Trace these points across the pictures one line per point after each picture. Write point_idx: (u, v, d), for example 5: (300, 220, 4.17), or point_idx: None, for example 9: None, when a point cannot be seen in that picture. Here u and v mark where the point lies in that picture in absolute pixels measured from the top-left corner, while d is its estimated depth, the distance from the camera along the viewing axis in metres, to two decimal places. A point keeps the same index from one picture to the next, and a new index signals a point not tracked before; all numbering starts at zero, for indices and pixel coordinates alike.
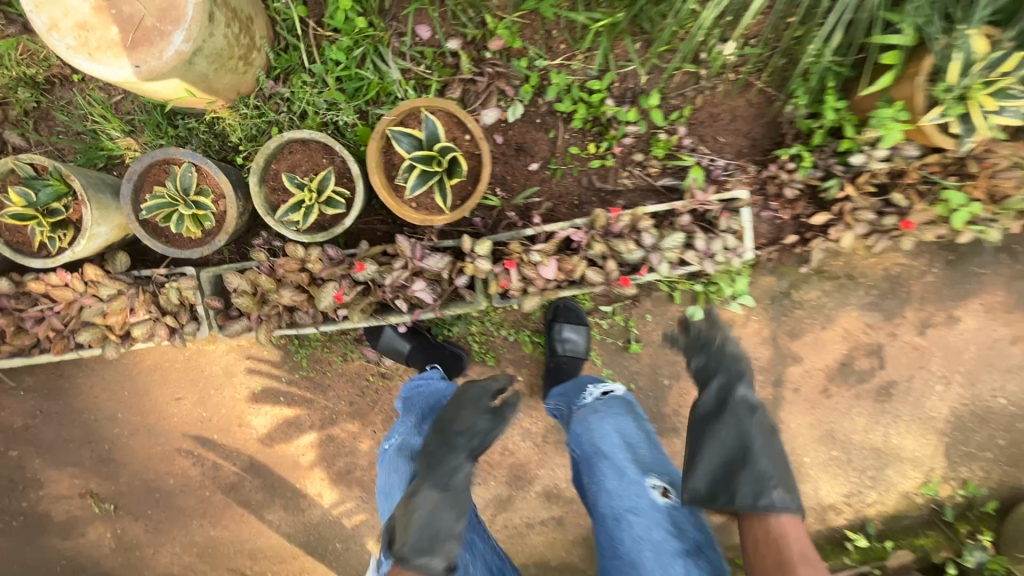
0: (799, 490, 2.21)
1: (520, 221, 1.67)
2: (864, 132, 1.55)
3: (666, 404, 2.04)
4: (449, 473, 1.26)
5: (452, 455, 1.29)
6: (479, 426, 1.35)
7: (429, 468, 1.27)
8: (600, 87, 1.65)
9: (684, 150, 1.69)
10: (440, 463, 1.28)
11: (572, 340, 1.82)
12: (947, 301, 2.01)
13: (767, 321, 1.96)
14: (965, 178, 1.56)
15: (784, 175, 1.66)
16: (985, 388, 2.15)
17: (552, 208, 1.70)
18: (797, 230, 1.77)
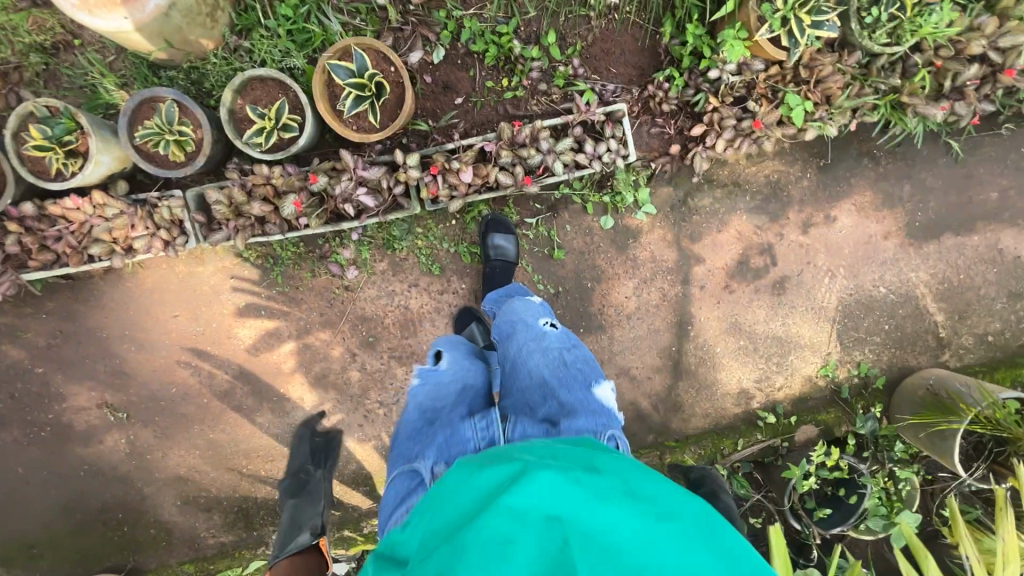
0: (715, 377, 2.57)
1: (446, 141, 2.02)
2: (718, 52, 1.92)
3: (591, 304, 2.40)
4: (302, 485, 2.15)
5: (308, 475, 2.17)
6: (315, 445, 2.27)
7: (293, 489, 2.14)
8: (507, 30, 2.01)
9: (579, 79, 2.05)
10: (299, 484, 2.15)
11: (502, 246, 2.18)
12: (824, 202, 2.37)
13: (669, 226, 2.33)
14: (802, 84, 1.93)
15: (661, 94, 2.03)
16: (867, 279, 2.51)
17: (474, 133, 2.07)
18: (683, 142, 2.13)
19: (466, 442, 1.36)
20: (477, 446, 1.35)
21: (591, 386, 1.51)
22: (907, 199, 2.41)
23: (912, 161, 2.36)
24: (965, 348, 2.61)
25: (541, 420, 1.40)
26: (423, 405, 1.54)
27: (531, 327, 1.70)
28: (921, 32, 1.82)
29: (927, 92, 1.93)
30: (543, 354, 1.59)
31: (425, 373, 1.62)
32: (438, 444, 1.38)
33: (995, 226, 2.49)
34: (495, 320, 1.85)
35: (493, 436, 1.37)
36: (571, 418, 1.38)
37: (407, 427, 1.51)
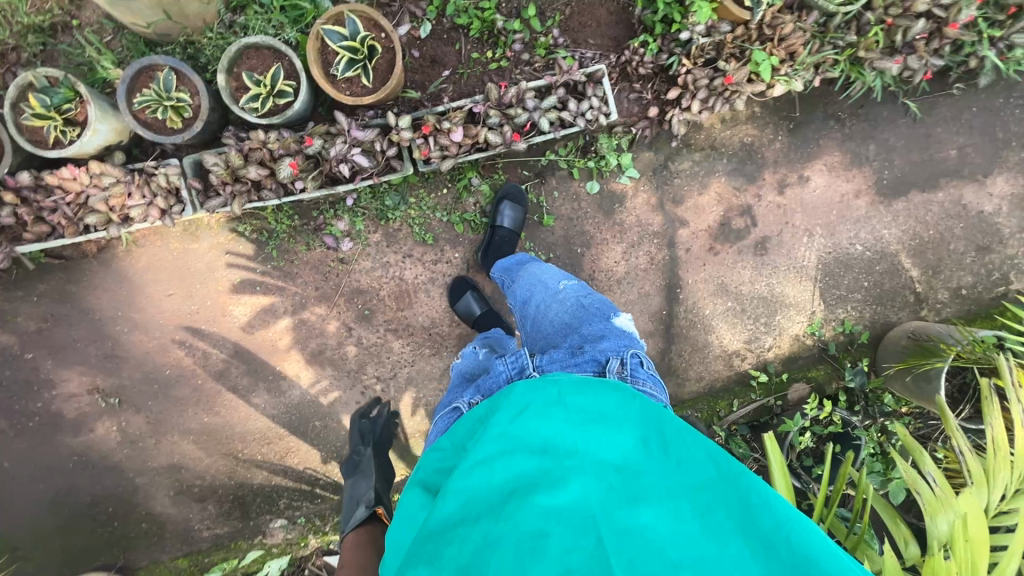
0: (706, 340, 2.62)
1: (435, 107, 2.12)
2: (688, 16, 2.04)
3: (583, 270, 2.46)
4: (355, 466, 2.09)
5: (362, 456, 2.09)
6: (366, 427, 2.18)
7: (350, 471, 2.08)
8: (489, 5, 2.13)
9: (560, 48, 2.18)
10: (355, 466, 2.09)
11: (509, 216, 2.27)
12: (796, 163, 2.50)
13: (652, 190, 2.43)
14: (767, 43, 2.06)
15: (636, 59, 2.16)
16: (843, 238, 2.62)
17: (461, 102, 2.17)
18: (660, 106, 2.24)
19: (497, 376, 1.50)
20: (508, 374, 1.48)
21: (608, 319, 1.71)
22: (874, 158, 2.55)
23: (875, 122, 2.51)
24: (941, 302, 2.71)
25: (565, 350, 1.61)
26: (469, 371, 1.82)
27: (548, 288, 1.93)
28: None
29: (881, 47, 2.10)
30: (561, 304, 1.83)
31: (468, 355, 1.97)
32: (475, 387, 1.57)
33: (958, 182, 2.64)
34: (514, 289, 2.07)
35: (521, 364, 1.48)
36: (592, 343, 1.59)
37: (455, 390, 1.75)
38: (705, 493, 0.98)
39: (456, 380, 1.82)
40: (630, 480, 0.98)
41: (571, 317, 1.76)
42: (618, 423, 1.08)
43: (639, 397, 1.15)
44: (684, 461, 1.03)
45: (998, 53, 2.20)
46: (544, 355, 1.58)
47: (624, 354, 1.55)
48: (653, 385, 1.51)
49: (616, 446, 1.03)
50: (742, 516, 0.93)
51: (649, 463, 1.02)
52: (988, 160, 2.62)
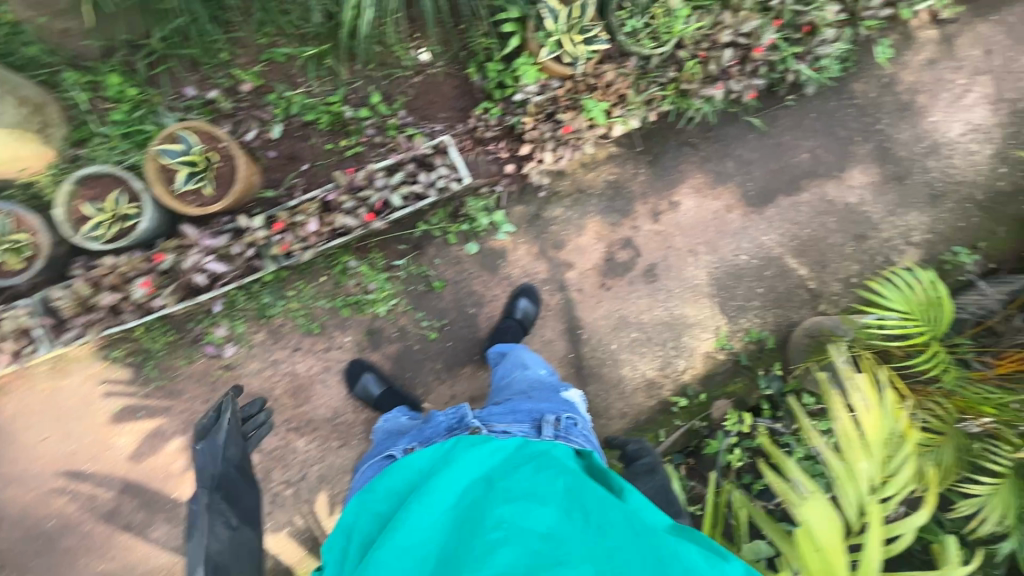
0: (619, 375, 2.62)
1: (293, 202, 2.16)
2: (518, 80, 2.19)
3: (480, 329, 2.45)
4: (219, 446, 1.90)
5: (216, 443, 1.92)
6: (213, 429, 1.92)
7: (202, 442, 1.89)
8: (336, 99, 2.22)
9: (409, 126, 2.27)
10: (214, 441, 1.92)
11: (524, 310, 2.42)
12: (663, 191, 2.61)
13: (531, 240, 2.49)
14: (594, 90, 2.21)
15: (482, 125, 2.27)
16: (727, 251, 2.71)
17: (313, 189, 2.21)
18: (518, 163, 2.34)
19: (438, 423, 1.74)
20: (449, 424, 1.73)
21: (558, 391, 1.97)
22: (734, 173, 2.69)
23: (726, 141, 2.66)
24: (837, 294, 2.79)
25: (505, 406, 1.86)
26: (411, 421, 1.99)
27: (527, 367, 2.10)
28: (675, 30, 2.17)
29: (699, 78, 2.25)
30: (524, 380, 2.03)
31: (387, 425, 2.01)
32: (415, 433, 1.79)
33: (818, 181, 2.79)
34: (499, 366, 2.22)
35: (460, 415, 1.74)
36: (536, 402, 1.85)
37: (392, 436, 1.92)
38: (624, 550, 1.07)
39: (391, 423, 2.01)
40: (553, 547, 1.05)
41: (528, 388, 1.98)
42: (543, 499, 1.15)
43: (564, 473, 1.23)
44: (603, 525, 1.12)
45: (808, 66, 2.38)
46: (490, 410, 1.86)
47: (561, 413, 1.79)
48: (582, 440, 1.73)
49: (541, 517, 1.11)
50: (646, 565, 1.04)
51: (569, 531, 1.09)
52: (839, 157, 2.79)
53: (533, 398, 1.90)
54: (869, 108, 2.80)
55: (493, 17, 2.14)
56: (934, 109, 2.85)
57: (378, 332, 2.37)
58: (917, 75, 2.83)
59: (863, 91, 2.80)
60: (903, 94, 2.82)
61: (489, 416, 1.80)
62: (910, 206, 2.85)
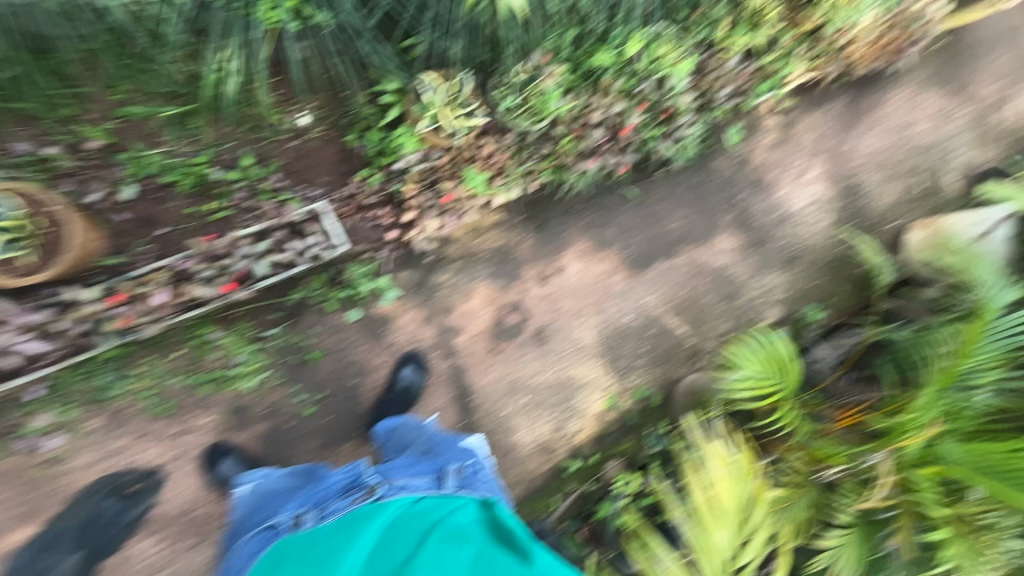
0: (511, 440, 2.58)
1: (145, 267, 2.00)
2: (398, 149, 2.19)
3: (363, 402, 2.31)
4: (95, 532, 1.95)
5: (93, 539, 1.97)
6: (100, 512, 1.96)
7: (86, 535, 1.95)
8: (200, 161, 2.08)
9: (284, 190, 2.18)
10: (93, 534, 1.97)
11: (412, 378, 2.35)
12: (550, 256, 2.68)
13: (418, 306, 2.43)
14: (475, 161, 2.29)
15: (360, 192, 2.26)
16: (613, 312, 2.80)
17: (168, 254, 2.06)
18: (401, 229, 2.31)
19: (331, 483, 1.90)
20: (342, 483, 1.90)
21: (455, 442, 2.06)
22: (615, 239, 2.82)
23: (605, 209, 2.81)
24: (714, 350, 2.98)
25: (406, 460, 1.97)
26: (296, 483, 1.98)
27: (425, 430, 2.14)
28: (548, 110, 2.28)
29: (575, 153, 2.45)
30: (423, 442, 2.08)
31: (259, 484, 1.97)
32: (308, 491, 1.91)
33: (685, 249, 2.98)
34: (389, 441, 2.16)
35: (354, 474, 1.93)
36: (435, 454, 1.97)
37: (278, 498, 1.94)
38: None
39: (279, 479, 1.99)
40: None
41: (427, 446, 2.05)
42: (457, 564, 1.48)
43: (475, 542, 1.55)
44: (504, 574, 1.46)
45: (670, 145, 2.67)
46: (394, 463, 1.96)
47: (463, 461, 1.95)
48: (483, 487, 1.89)
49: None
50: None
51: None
52: (707, 224, 3.04)
53: (435, 452, 1.99)
54: (728, 182, 3.09)
55: (372, 89, 2.18)
56: (783, 183, 3.20)
57: (244, 411, 2.15)
58: (765, 154, 3.17)
59: (723, 166, 3.08)
60: (756, 170, 3.15)
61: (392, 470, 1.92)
62: (770, 268, 3.14)
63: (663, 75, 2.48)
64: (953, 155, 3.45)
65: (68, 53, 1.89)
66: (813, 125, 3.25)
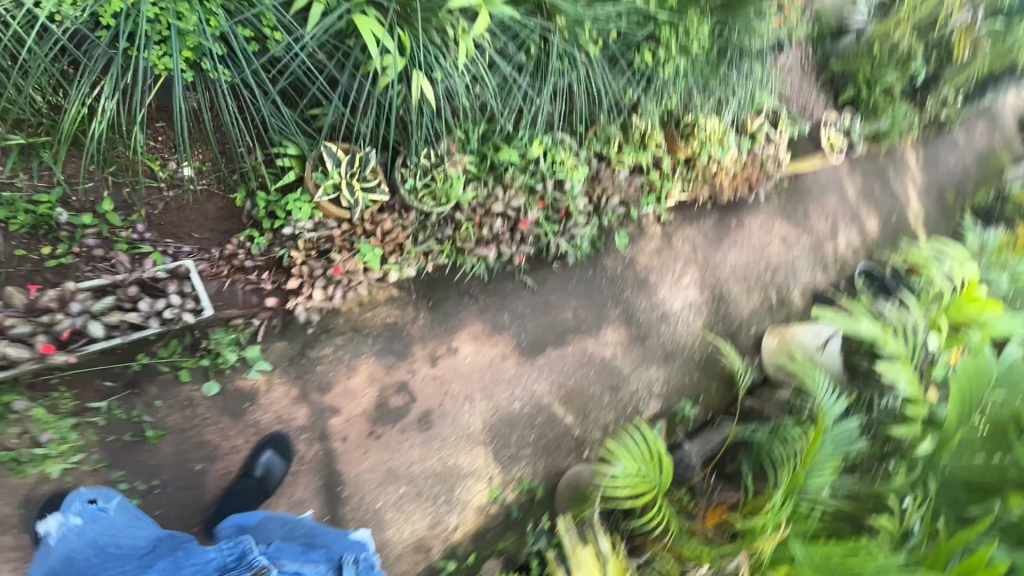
0: (381, 537, 2.34)
1: None
2: (289, 214, 2.09)
3: (208, 492, 2.03)
4: None
5: None
6: None
7: None
8: (46, 199, 1.85)
9: (146, 243, 1.99)
10: None
11: (270, 466, 2.07)
12: (443, 337, 2.62)
13: (290, 382, 2.21)
14: (371, 236, 2.24)
15: (241, 253, 2.09)
16: (502, 398, 2.76)
17: None
18: (283, 296, 2.15)
19: (206, 559, 1.58)
20: (217, 564, 1.58)
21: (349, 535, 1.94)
22: (509, 325, 2.85)
23: (503, 294, 2.84)
24: (599, 441, 3.02)
25: (298, 547, 1.77)
26: (150, 547, 1.60)
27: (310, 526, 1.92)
28: (453, 194, 2.36)
29: (474, 239, 2.51)
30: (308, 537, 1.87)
31: (77, 534, 1.51)
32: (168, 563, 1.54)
33: (581, 337, 3.11)
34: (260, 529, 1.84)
35: (237, 553, 1.59)
36: (327, 549, 1.81)
37: (105, 560, 1.50)
38: None
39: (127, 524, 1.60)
40: None
41: (312, 534, 1.89)
42: None
43: None
44: None
45: (566, 240, 2.85)
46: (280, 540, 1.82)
47: (359, 553, 1.84)
48: None
49: None
50: None
51: None
52: (596, 317, 3.20)
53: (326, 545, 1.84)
54: (617, 279, 3.32)
55: (270, 150, 2.10)
56: (663, 285, 3.51)
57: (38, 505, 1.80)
58: (649, 258, 3.48)
59: (613, 265, 3.32)
60: (641, 271, 3.44)
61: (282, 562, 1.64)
62: (651, 362, 3.35)
63: (561, 178, 2.74)
64: (796, 276, 4.06)
65: None
66: (688, 237, 3.67)
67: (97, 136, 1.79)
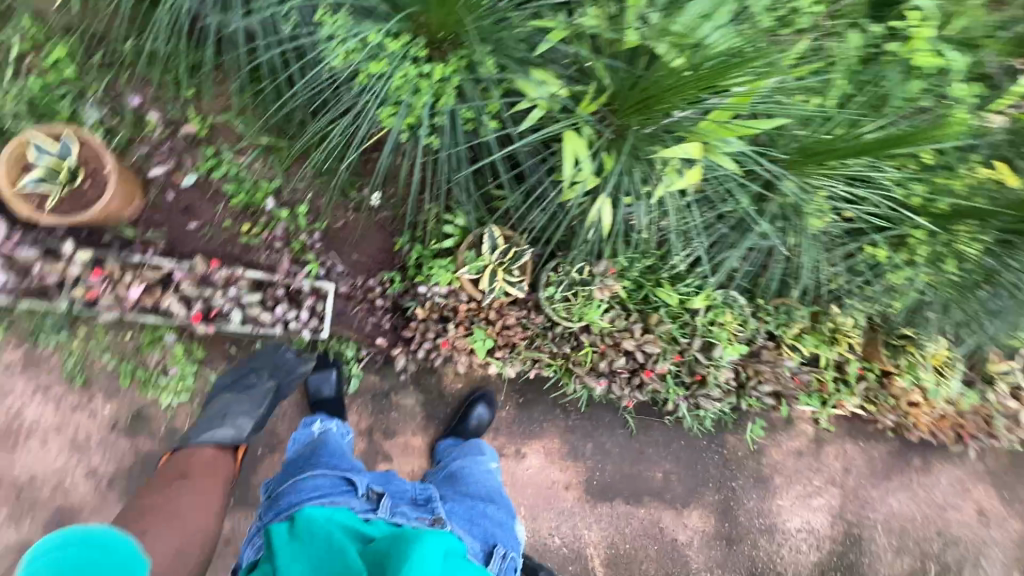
0: None
1: (150, 247, 2.04)
2: (426, 274, 2.19)
3: (256, 472, 2.16)
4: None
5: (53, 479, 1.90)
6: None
7: None
8: (265, 187, 2.13)
9: (313, 251, 2.19)
10: None
11: (480, 416, 2.33)
12: (516, 437, 2.51)
13: (365, 414, 2.29)
14: (490, 324, 2.24)
15: (377, 289, 2.22)
16: (544, 526, 2.56)
17: (171, 246, 2.07)
18: (395, 338, 2.26)
19: (402, 490, 1.70)
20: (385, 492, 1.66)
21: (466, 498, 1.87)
22: (588, 456, 2.60)
23: (597, 423, 2.60)
24: None
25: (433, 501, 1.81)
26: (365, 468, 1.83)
27: (461, 470, 2.03)
28: (588, 315, 2.26)
29: (588, 366, 2.34)
30: (453, 483, 1.96)
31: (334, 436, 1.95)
32: (382, 480, 1.72)
33: (659, 505, 2.72)
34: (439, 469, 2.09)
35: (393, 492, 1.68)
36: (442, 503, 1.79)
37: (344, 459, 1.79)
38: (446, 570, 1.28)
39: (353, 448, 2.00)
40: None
41: (493, 491, 1.97)
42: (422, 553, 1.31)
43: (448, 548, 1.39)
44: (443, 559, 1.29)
45: (687, 406, 2.51)
46: (467, 463, 2.08)
47: (507, 550, 1.77)
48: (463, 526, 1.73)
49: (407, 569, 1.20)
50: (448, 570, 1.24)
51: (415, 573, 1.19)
52: (687, 490, 2.76)
53: (495, 505, 1.89)
54: (731, 463, 2.83)
55: (443, 213, 2.18)
56: (785, 495, 2.93)
57: (144, 420, 2.03)
58: (782, 456, 2.93)
59: (734, 446, 2.83)
60: (764, 467, 2.90)
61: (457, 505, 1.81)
62: (726, 570, 2.82)
63: (712, 341, 2.45)
64: (973, 561, 3.17)
65: (246, 61, 1.94)
66: (842, 454, 3.03)
67: (329, 150, 2.02)
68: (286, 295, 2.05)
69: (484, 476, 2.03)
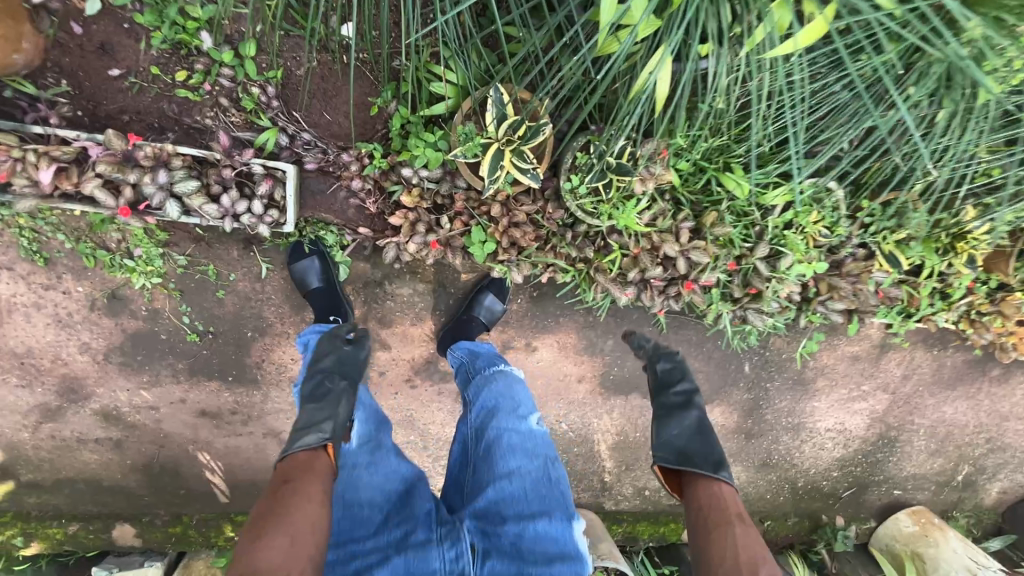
0: None
1: (67, 105, 1.63)
2: (413, 150, 1.70)
3: (249, 354, 2.02)
4: None
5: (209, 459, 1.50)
6: None
7: None
8: (196, 16, 1.57)
9: (269, 111, 1.70)
10: None
11: (490, 308, 2.03)
12: (527, 330, 2.27)
13: (357, 303, 2.04)
14: (494, 221, 1.79)
15: (353, 164, 1.75)
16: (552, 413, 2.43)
17: (93, 101, 1.65)
18: (382, 223, 1.88)
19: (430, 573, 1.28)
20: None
21: (508, 499, 1.38)
22: (608, 351, 2.34)
23: (621, 319, 2.30)
24: (623, 496, 2.60)
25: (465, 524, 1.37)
26: (380, 514, 1.37)
27: (493, 438, 1.50)
28: (619, 213, 1.77)
29: (615, 273, 1.90)
30: (485, 465, 1.45)
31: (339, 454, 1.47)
32: (401, 565, 1.28)
33: None
34: (468, 428, 1.59)
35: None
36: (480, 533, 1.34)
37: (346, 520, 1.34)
38: None
39: (369, 457, 1.47)
40: None
41: (540, 475, 1.44)
42: None
43: None
44: None
45: (732, 318, 2.11)
46: (500, 429, 1.51)
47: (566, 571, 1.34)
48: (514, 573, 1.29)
49: None
50: None
51: None
52: (713, 388, 2.54)
53: (549, 512, 1.37)
54: (771, 363, 2.53)
55: (432, 65, 1.61)
56: (824, 398, 2.66)
57: (121, 301, 1.91)
58: (834, 360, 2.58)
59: (778, 346, 2.50)
60: (808, 370, 2.59)
61: (503, 536, 1.33)
62: (738, 459, 2.74)
63: (780, 250, 1.93)
64: (1017, 468, 2.95)
65: None
66: (906, 361, 2.64)
67: None
68: (236, 180, 1.66)
69: (525, 445, 1.48)
